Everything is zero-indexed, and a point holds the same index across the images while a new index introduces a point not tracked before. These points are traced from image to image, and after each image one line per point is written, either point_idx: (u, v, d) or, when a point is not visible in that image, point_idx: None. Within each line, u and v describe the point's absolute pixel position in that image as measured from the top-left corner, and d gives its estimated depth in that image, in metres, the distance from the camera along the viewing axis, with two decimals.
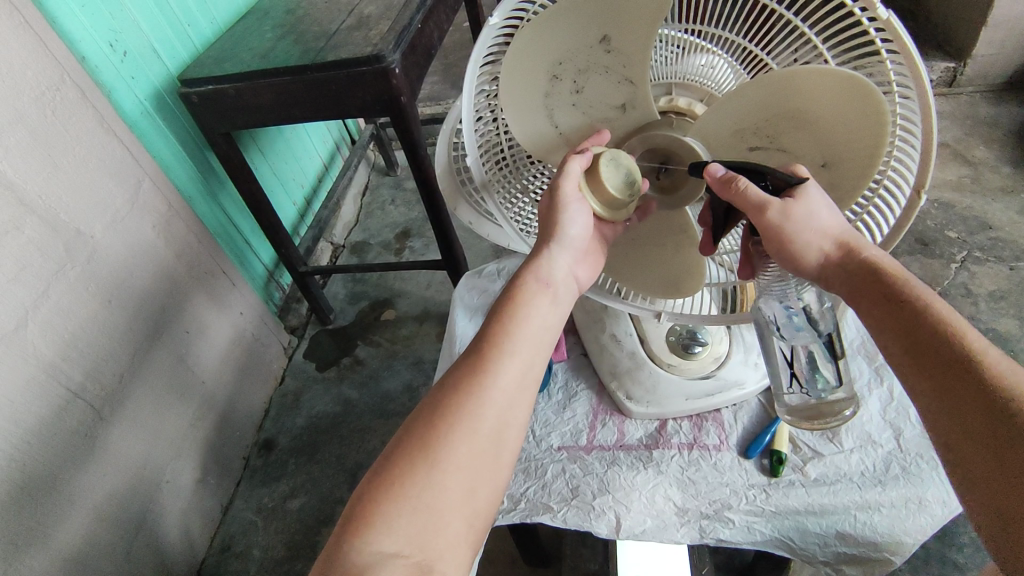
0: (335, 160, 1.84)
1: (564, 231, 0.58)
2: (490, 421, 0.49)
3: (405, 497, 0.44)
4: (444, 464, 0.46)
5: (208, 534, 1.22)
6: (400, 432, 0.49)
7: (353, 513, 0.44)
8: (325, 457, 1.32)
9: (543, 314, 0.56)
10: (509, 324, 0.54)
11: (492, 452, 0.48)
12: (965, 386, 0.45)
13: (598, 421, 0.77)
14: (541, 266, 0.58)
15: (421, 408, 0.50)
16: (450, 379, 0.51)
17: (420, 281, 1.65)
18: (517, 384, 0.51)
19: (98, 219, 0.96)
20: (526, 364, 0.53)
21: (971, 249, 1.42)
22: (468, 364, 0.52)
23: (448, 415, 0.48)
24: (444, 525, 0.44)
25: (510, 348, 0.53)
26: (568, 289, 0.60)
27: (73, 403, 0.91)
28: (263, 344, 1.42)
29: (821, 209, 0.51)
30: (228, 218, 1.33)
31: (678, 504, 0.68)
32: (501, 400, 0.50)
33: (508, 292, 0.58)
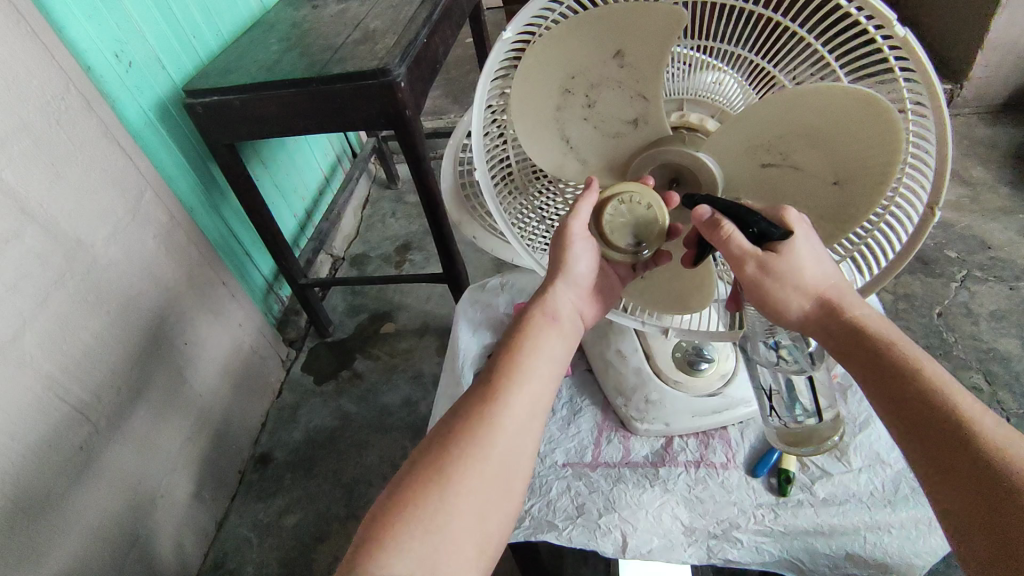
0: (335, 172, 1.84)
1: (570, 267, 0.59)
2: (500, 448, 0.49)
3: (418, 518, 0.44)
4: (457, 487, 0.46)
5: (202, 550, 1.19)
6: (414, 455, 0.49)
7: (368, 535, 0.44)
8: (323, 471, 1.30)
9: (552, 348, 0.56)
10: (518, 354, 0.54)
11: (501, 480, 0.48)
12: (959, 449, 0.44)
13: (603, 438, 0.76)
14: (548, 300, 0.58)
15: (433, 433, 0.50)
16: (461, 407, 0.51)
17: (420, 294, 1.65)
18: (528, 412, 0.51)
19: (99, 228, 0.95)
20: (542, 395, 0.53)
21: (971, 268, 1.43)
22: (479, 390, 0.52)
23: (459, 442, 0.48)
24: (455, 549, 0.44)
25: (519, 377, 0.53)
26: (575, 324, 0.60)
27: (68, 414, 0.90)
28: (261, 356, 1.41)
29: (808, 257, 0.52)
30: (229, 229, 1.33)
31: (686, 522, 0.67)
32: (514, 429, 0.50)
33: (518, 321, 0.58)
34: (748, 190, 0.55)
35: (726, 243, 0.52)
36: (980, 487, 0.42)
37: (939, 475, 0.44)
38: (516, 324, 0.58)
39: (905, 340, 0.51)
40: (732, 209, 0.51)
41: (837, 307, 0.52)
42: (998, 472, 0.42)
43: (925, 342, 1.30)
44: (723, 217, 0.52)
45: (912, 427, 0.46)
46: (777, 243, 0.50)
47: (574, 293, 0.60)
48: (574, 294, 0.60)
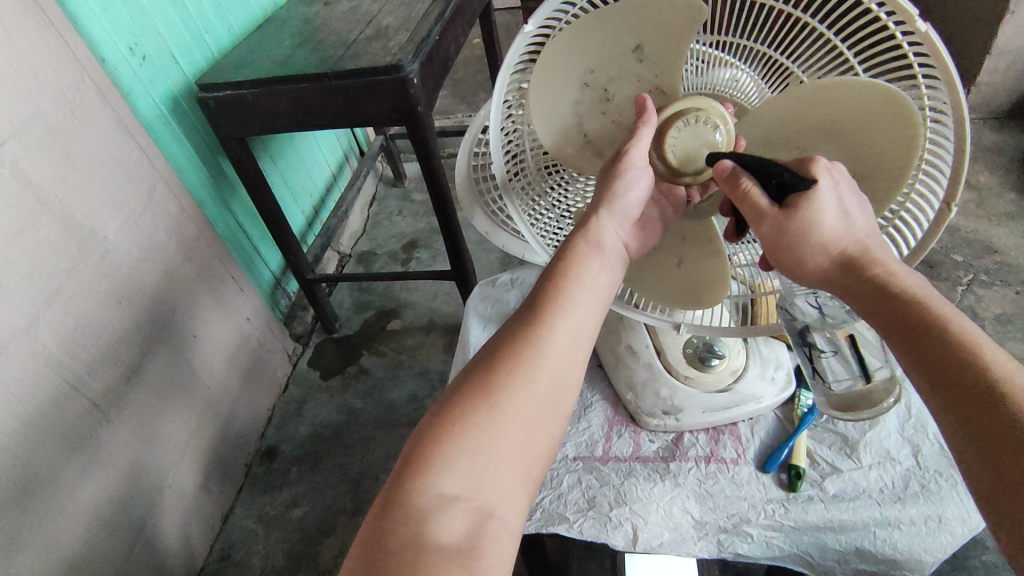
0: (343, 170, 1.85)
1: (620, 196, 0.57)
2: (546, 371, 0.49)
3: (465, 437, 0.46)
4: (504, 410, 0.47)
5: (208, 542, 1.20)
6: (462, 376, 0.50)
7: (415, 455, 0.46)
8: (328, 465, 1.31)
9: (595, 276, 0.56)
10: (563, 281, 0.54)
11: (546, 402, 0.49)
12: (990, 412, 0.41)
13: (613, 433, 0.77)
14: (591, 228, 0.57)
15: (480, 356, 0.51)
16: (508, 332, 0.52)
17: (426, 291, 1.65)
18: (572, 339, 0.52)
19: (112, 219, 0.96)
20: (589, 324, 0.53)
21: (977, 272, 1.43)
22: (524, 316, 0.53)
23: (507, 362, 0.49)
24: (499, 471, 0.46)
25: (563, 304, 0.53)
26: (619, 254, 0.58)
27: (78, 402, 0.90)
28: (268, 350, 1.42)
29: (830, 209, 0.49)
30: (238, 224, 1.34)
31: (696, 517, 0.67)
32: (561, 354, 0.51)
33: (560, 253, 0.57)
34: None
35: (744, 199, 0.51)
36: (1010, 454, 0.40)
37: (962, 439, 0.42)
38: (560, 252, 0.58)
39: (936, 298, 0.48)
40: (753, 164, 0.50)
41: (863, 261, 0.50)
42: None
43: None
44: (745, 172, 0.51)
45: (939, 387, 0.44)
46: (798, 197, 0.49)
47: (617, 224, 0.58)
48: (619, 224, 0.58)
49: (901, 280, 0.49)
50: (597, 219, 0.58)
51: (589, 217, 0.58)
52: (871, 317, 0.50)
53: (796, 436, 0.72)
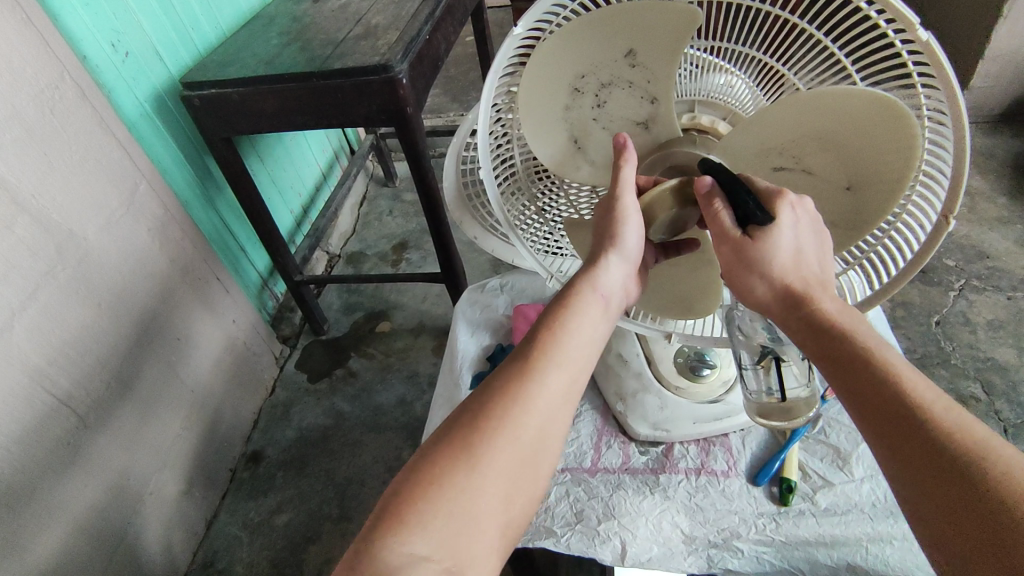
0: (333, 169, 1.83)
1: (625, 241, 0.55)
2: (530, 430, 0.48)
3: (441, 497, 0.44)
4: (485, 468, 0.46)
5: (190, 549, 1.18)
6: (444, 426, 0.49)
7: (387, 511, 0.44)
8: (315, 471, 1.29)
9: (592, 328, 0.54)
10: (555, 330, 0.53)
11: (528, 460, 0.47)
12: (926, 456, 0.41)
13: (603, 443, 0.75)
14: (597, 274, 0.55)
15: (467, 405, 0.50)
16: (494, 384, 0.50)
17: (416, 293, 1.63)
18: (563, 395, 0.51)
19: (92, 220, 0.94)
20: (573, 378, 0.52)
21: (969, 277, 1.43)
22: (516, 366, 0.51)
23: (488, 419, 0.48)
24: (476, 533, 0.44)
25: (558, 358, 0.51)
26: (620, 301, 0.57)
27: (57, 409, 0.88)
28: (255, 353, 1.39)
29: (786, 245, 0.49)
30: (225, 224, 1.31)
31: (686, 531, 0.66)
32: (546, 411, 0.49)
33: (561, 298, 0.55)
34: None
35: (714, 219, 0.51)
36: (953, 496, 0.39)
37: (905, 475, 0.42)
38: (559, 296, 0.56)
39: (872, 333, 0.48)
40: (732, 186, 0.49)
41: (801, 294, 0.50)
42: (972, 477, 0.39)
43: (922, 351, 1.30)
44: (720, 193, 0.50)
45: (882, 427, 0.44)
46: (760, 231, 0.49)
47: (625, 270, 0.57)
48: (626, 271, 0.56)
49: (841, 318, 0.49)
50: (605, 264, 0.55)
51: (591, 261, 0.56)
52: (809, 350, 0.50)
53: (788, 448, 0.71)
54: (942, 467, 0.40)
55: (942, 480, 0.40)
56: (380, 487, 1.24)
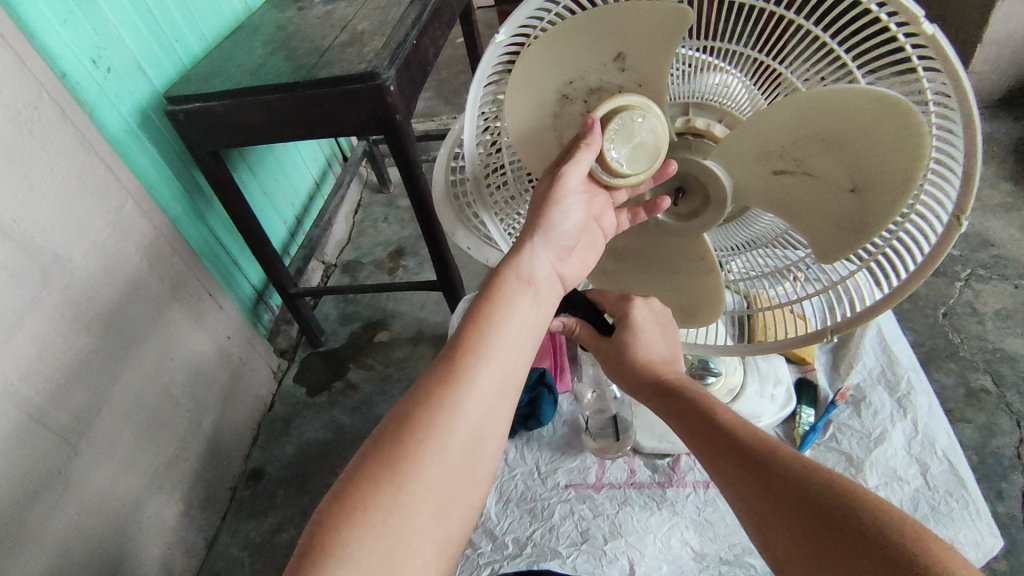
0: (326, 177, 1.80)
1: (555, 224, 0.55)
2: (461, 435, 0.46)
3: (368, 520, 0.42)
4: (413, 486, 0.44)
5: (192, 571, 1.16)
6: (370, 441, 0.46)
7: (313, 543, 0.41)
8: (315, 486, 1.27)
9: (523, 317, 0.52)
10: (484, 325, 0.51)
11: (465, 467, 0.46)
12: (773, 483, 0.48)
13: (607, 457, 0.74)
14: (522, 263, 0.54)
15: (390, 418, 0.47)
16: (423, 388, 0.48)
17: (414, 301, 1.61)
18: (495, 392, 0.49)
19: (77, 242, 0.91)
20: (505, 374, 0.50)
21: (975, 267, 1.41)
22: (439, 369, 0.48)
23: (418, 429, 0.45)
24: (409, 555, 0.42)
25: (486, 352, 0.49)
26: (551, 288, 0.56)
27: (45, 437, 0.86)
28: (251, 368, 1.37)
29: (644, 346, 0.63)
30: (216, 238, 1.29)
31: (696, 548, 0.64)
32: (477, 411, 0.47)
33: (485, 291, 0.53)
34: (758, 198, 0.52)
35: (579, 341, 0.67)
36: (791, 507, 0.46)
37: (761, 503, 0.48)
38: (485, 287, 0.53)
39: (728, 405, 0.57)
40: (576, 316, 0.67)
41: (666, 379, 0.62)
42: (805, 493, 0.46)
43: (930, 345, 1.28)
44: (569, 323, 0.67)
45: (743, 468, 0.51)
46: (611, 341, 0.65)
47: (551, 256, 0.56)
48: (549, 257, 0.56)
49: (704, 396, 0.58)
50: (530, 249, 0.55)
51: (518, 249, 0.55)
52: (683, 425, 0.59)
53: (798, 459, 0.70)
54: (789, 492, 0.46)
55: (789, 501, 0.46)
56: None
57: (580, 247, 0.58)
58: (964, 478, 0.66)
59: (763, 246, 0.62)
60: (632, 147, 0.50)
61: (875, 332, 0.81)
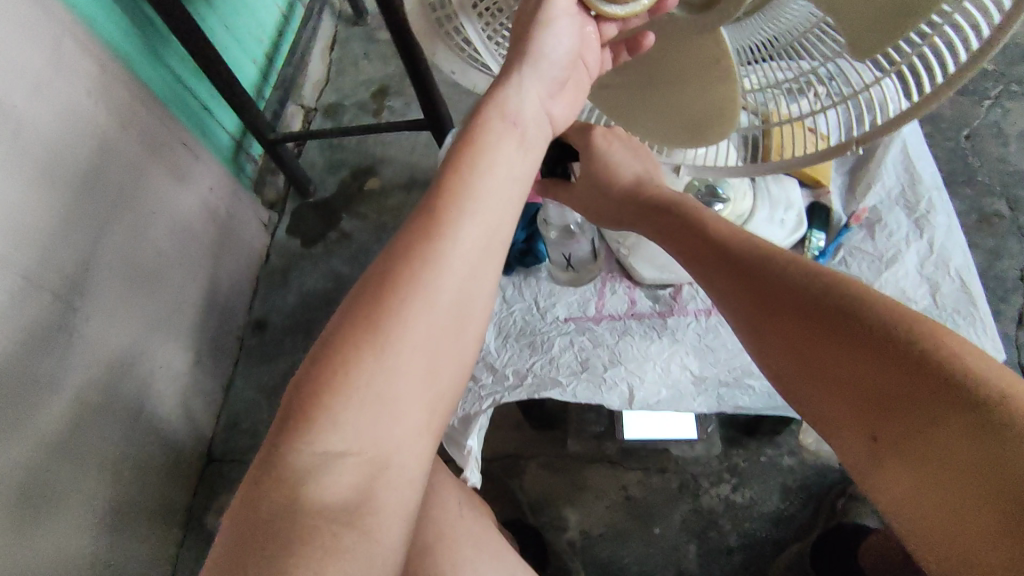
0: (294, 6, 1.60)
1: (544, 50, 0.49)
2: (447, 295, 0.45)
3: (351, 387, 0.41)
4: (398, 347, 0.43)
5: (214, 412, 1.24)
6: (349, 302, 0.44)
7: (293, 409, 0.41)
8: (321, 334, 1.30)
9: (508, 158, 0.49)
10: (466, 173, 0.48)
11: (453, 324, 0.45)
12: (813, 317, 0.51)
13: (607, 289, 0.72)
14: (507, 97, 0.50)
15: (367, 280, 0.45)
16: (401, 249, 0.45)
17: (403, 145, 1.51)
18: (479, 249, 0.46)
19: (19, 86, 0.82)
20: (491, 228, 0.47)
21: (1009, 81, 1.29)
22: (418, 228, 0.46)
23: (398, 292, 0.43)
24: (398, 416, 0.42)
25: (471, 207, 0.46)
26: (539, 128, 0.53)
27: (37, 297, 0.84)
28: (242, 222, 1.33)
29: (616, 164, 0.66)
30: (179, 80, 1.17)
31: (695, 373, 0.66)
32: (461, 270, 0.45)
33: (467, 131, 0.50)
34: None
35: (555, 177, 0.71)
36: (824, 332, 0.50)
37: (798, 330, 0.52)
38: (465, 133, 0.51)
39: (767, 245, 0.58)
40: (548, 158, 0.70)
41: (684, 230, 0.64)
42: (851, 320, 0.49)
43: (947, 168, 1.22)
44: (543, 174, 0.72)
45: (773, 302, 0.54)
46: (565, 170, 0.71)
47: (541, 89, 0.52)
48: (537, 93, 0.52)
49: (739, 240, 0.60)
50: (517, 81, 0.50)
51: (502, 81, 0.51)
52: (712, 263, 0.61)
53: None
54: (828, 320, 0.50)
55: (828, 330, 0.50)
56: None
57: (572, 81, 0.54)
58: (975, 296, 0.65)
59: (781, 48, 0.54)
60: None
61: (898, 148, 0.74)
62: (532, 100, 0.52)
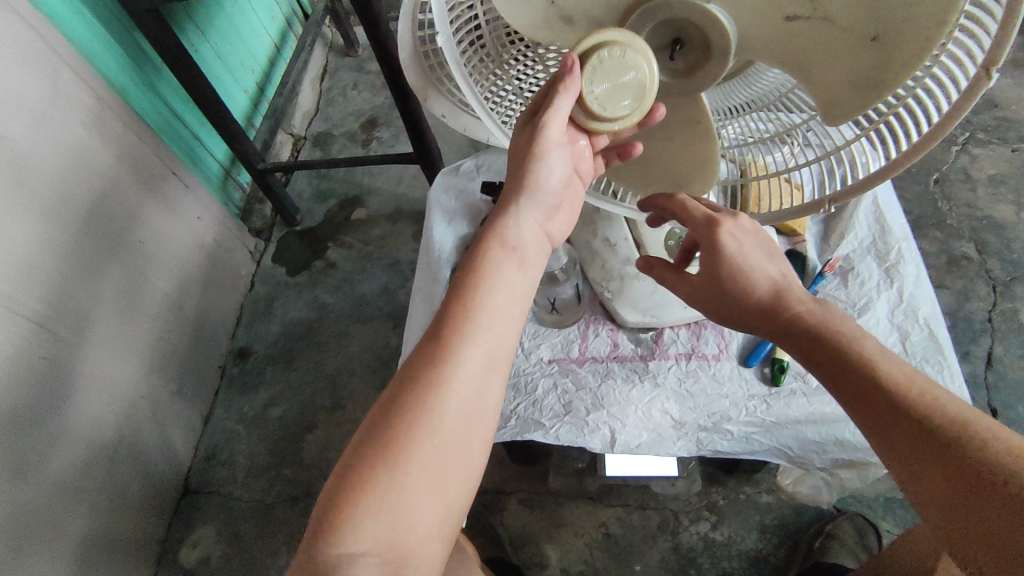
0: (285, 38, 1.63)
1: (537, 181, 0.53)
2: (456, 408, 0.45)
3: (368, 499, 0.42)
4: (410, 461, 0.43)
5: (191, 444, 1.21)
6: (364, 427, 0.45)
7: (318, 523, 0.42)
8: (304, 364, 1.29)
9: (512, 279, 0.51)
10: (472, 290, 0.49)
11: (464, 435, 0.45)
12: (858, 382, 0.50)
13: (590, 331, 0.73)
14: (507, 226, 0.52)
15: (381, 399, 0.46)
16: (412, 366, 0.46)
17: (391, 176, 1.53)
18: (487, 360, 0.47)
19: (13, 116, 0.81)
20: (499, 342, 0.48)
21: (974, 130, 1.35)
22: (428, 345, 0.47)
23: (409, 407, 0.44)
24: (413, 524, 0.42)
25: (473, 326, 0.47)
26: (538, 248, 0.55)
27: (20, 326, 0.83)
28: (227, 250, 1.32)
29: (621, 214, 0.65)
30: (170, 109, 1.18)
31: (675, 417, 0.67)
32: (472, 382, 0.46)
33: (471, 257, 0.52)
34: (765, 48, 0.47)
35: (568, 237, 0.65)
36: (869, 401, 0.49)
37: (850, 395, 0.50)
38: (468, 260, 0.52)
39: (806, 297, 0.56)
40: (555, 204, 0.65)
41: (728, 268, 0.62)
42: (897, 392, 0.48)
43: (918, 213, 1.26)
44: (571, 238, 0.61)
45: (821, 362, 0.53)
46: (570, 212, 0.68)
47: (538, 214, 0.55)
48: (535, 218, 0.54)
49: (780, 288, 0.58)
50: (515, 211, 0.53)
51: (502, 212, 0.53)
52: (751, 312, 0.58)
53: None
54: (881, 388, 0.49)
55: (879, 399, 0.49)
56: (372, 377, 1.26)
57: (564, 203, 0.57)
58: (942, 344, 0.67)
59: (762, 106, 0.56)
60: (613, 84, 0.47)
61: (871, 200, 0.78)
62: (533, 224, 0.54)
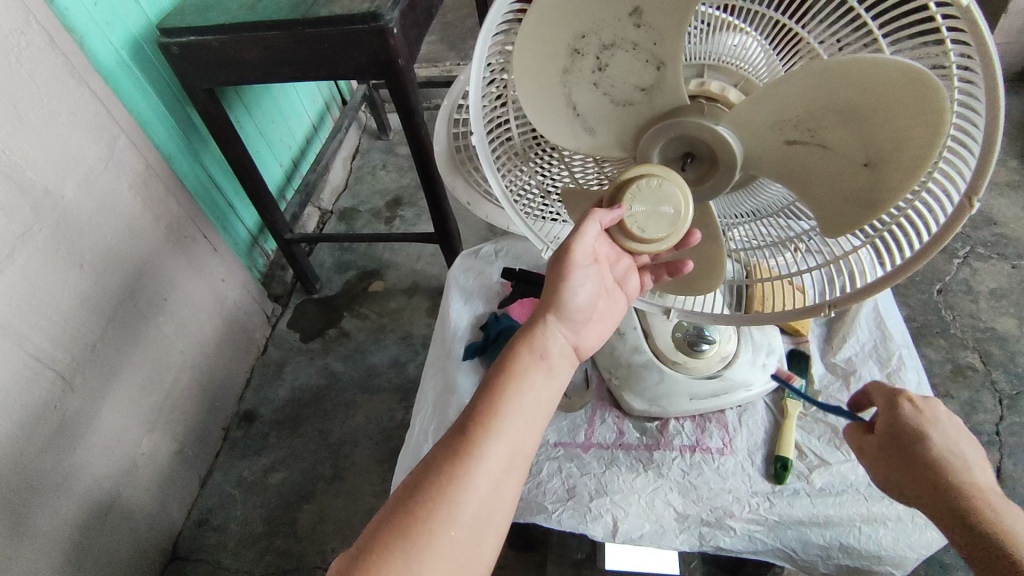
0: (324, 120, 1.75)
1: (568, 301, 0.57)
2: (472, 508, 0.48)
3: None
4: (422, 555, 0.46)
5: (186, 506, 1.19)
6: (383, 516, 0.48)
7: None
8: (308, 431, 1.29)
9: (536, 390, 0.54)
10: (498, 396, 0.53)
11: (475, 536, 0.48)
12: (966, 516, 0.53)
13: (597, 418, 0.76)
14: (537, 337, 0.57)
15: (402, 490, 0.49)
16: (435, 460, 0.50)
17: (410, 253, 1.59)
18: (506, 465, 0.50)
19: (67, 178, 0.88)
20: (520, 447, 0.52)
21: (974, 245, 1.40)
22: (451, 442, 0.51)
23: (428, 500, 0.48)
24: None
25: (497, 427, 0.51)
26: (567, 363, 0.58)
27: (39, 373, 0.86)
28: (246, 313, 1.36)
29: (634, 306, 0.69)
30: (211, 179, 1.26)
31: (678, 509, 0.68)
32: (489, 484, 0.49)
33: (502, 363, 0.56)
34: (769, 166, 0.51)
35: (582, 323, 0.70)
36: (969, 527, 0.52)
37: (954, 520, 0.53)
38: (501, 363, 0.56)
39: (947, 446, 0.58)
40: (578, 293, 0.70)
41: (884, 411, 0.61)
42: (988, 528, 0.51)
43: (922, 321, 1.29)
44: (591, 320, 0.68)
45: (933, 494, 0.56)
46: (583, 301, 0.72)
47: (567, 330, 0.59)
48: (563, 333, 0.58)
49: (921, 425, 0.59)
50: (546, 327, 0.57)
51: (534, 325, 0.58)
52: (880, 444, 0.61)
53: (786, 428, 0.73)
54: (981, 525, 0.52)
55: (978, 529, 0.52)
56: (373, 449, 1.25)
57: (597, 320, 0.61)
58: None
59: (767, 216, 0.61)
60: (653, 210, 0.52)
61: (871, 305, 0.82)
62: (563, 338, 0.58)
